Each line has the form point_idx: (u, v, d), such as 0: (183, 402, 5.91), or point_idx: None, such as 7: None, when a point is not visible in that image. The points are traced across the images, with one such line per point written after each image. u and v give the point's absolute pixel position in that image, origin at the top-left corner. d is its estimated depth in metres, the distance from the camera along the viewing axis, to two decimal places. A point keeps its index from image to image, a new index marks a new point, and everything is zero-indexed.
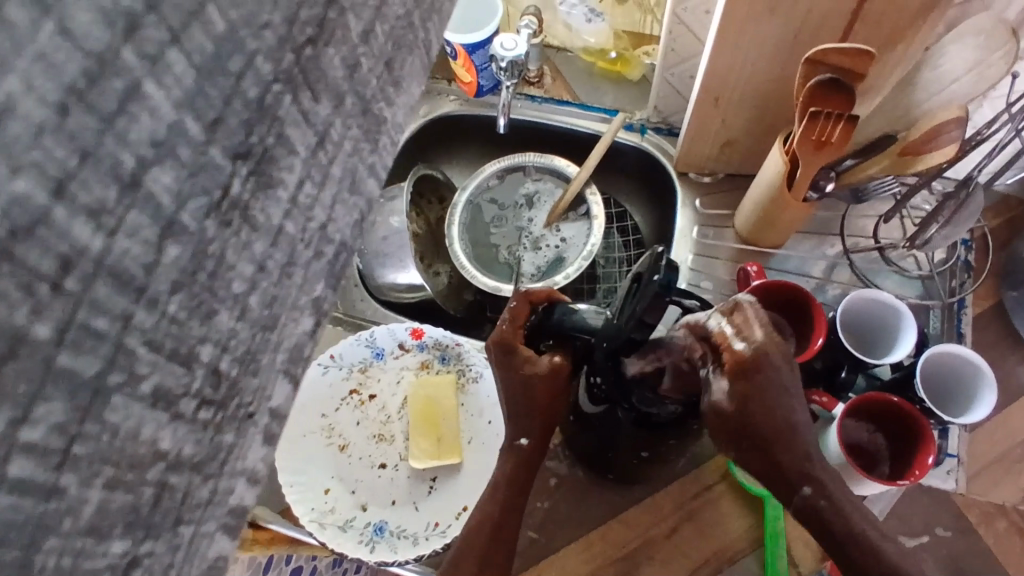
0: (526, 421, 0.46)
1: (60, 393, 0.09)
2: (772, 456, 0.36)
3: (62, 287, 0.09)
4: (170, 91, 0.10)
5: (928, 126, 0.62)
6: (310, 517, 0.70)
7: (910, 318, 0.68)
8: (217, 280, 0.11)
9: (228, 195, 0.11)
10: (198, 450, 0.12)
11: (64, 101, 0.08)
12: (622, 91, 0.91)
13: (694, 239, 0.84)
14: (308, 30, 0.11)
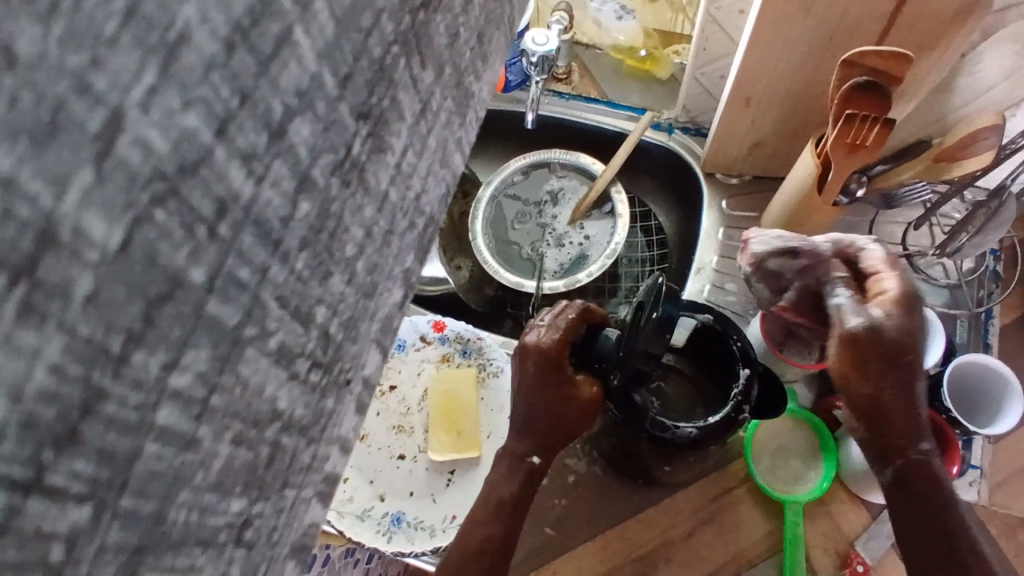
0: (540, 438, 0.52)
1: (207, 337, 0.13)
2: (886, 392, 0.43)
3: (216, 234, 0.12)
4: (316, 43, 0.13)
5: (965, 132, 0.61)
6: (329, 505, 0.70)
7: (939, 325, 0.67)
8: (335, 239, 0.15)
9: (344, 153, 0.15)
10: (306, 411, 0.16)
11: (232, 39, 0.12)
12: (651, 89, 0.91)
13: (719, 241, 0.83)
14: (395, 32, 0.16)
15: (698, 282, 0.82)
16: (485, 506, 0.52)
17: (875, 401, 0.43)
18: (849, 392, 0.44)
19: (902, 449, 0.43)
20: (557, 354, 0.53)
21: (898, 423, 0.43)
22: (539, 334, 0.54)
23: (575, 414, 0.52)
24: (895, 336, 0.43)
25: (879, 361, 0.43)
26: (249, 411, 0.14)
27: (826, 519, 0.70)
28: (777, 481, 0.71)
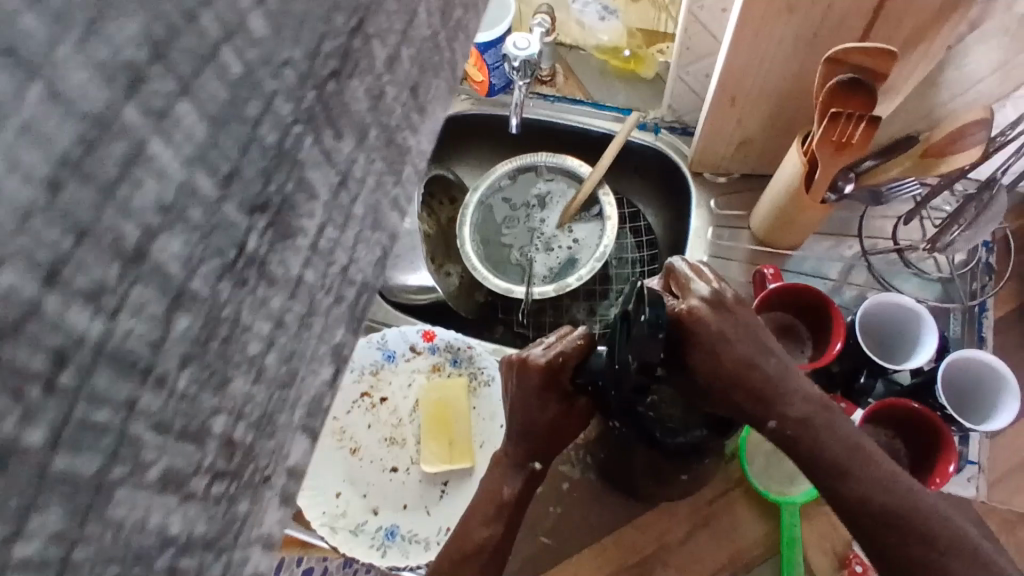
0: (534, 447, 0.56)
1: (57, 502, 0.08)
2: (745, 383, 0.47)
3: (56, 385, 0.08)
4: (181, 149, 0.09)
5: (952, 127, 0.61)
6: (322, 521, 0.70)
7: (931, 323, 0.67)
8: (231, 345, 0.10)
9: (244, 251, 0.10)
10: (207, 530, 0.10)
11: (55, 173, 0.07)
12: (636, 89, 0.90)
13: (709, 240, 0.82)
14: (331, 63, 0.11)
15: None
16: (488, 507, 0.56)
17: (737, 373, 0.46)
18: (700, 381, 0.48)
19: (771, 411, 0.47)
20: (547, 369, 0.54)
21: (755, 390, 0.47)
22: (543, 352, 0.55)
23: (571, 424, 0.56)
24: (714, 325, 0.48)
25: (710, 347, 0.47)
26: (245, 473, 0.11)
27: (822, 519, 0.69)
28: (772, 482, 0.70)
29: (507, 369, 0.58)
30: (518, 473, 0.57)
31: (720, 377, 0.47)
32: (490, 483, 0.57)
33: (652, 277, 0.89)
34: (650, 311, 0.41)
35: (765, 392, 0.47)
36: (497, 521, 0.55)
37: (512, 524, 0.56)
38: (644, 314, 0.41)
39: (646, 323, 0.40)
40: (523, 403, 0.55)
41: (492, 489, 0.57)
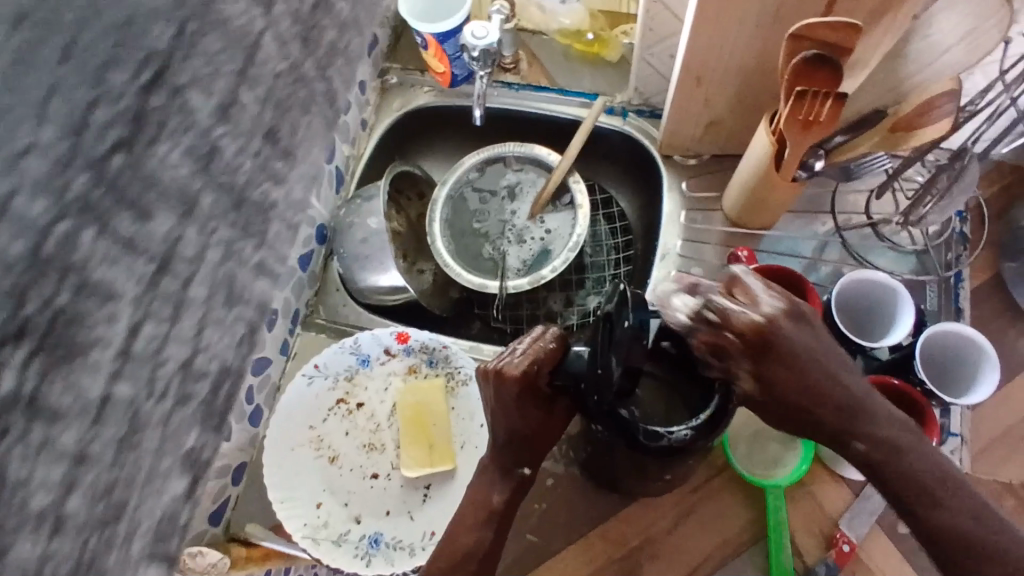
0: (520, 455, 0.57)
1: None
2: (819, 404, 0.45)
3: None
4: None
5: (919, 100, 0.60)
6: (303, 532, 0.68)
7: (908, 298, 0.66)
8: None
9: None
10: None
11: None
12: (600, 69, 0.88)
13: (683, 224, 0.81)
14: None
15: (662, 270, 0.80)
16: (476, 513, 0.56)
17: (811, 397, 0.45)
18: (781, 401, 0.45)
19: (854, 432, 0.45)
20: (521, 376, 0.56)
21: (827, 409, 0.45)
22: (518, 359, 0.56)
23: (546, 430, 0.58)
24: (794, 338, 0.44)
25: (783, 364, 0.44)
26: None
27: (807, 500, 0.69)
28: (755, 467, 0.69)
29: (480, 379, 0.58)
30: (506, 480, 0.57)
31: (800, 395, 0.45)
32: (476, 491, 0.57)
33: (627, 264, 0.88)
34: (633, 316, 0.49)
35: (840, 411, 0.45)
36: (485, 528, 0.55)
37: (500, 532, 0.56)
38: (628, 320, 0.48)
39: (630, 326, 0.48)
40: (504, 411, 0.56)
41: (479, 496, 0.56)
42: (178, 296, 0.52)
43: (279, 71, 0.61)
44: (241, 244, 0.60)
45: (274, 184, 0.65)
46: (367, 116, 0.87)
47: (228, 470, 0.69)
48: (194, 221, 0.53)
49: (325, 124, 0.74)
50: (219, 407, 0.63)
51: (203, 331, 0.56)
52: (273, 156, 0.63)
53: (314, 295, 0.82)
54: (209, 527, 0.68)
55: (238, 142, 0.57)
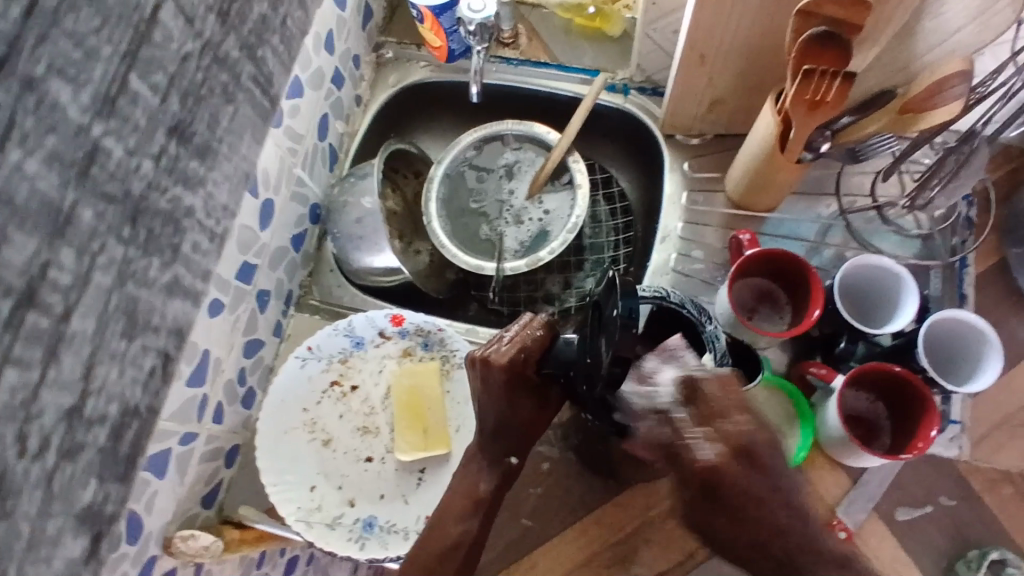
0: (514, 443, 0.60)
1: None
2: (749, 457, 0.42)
3: None
4: None
5: (930, 81, 0.58)
6: (297, 516, 0.68)
7: (912, 283, 0.65)
8: None
9: None
10: None
11: None
12: (602, 47, 0.85)
13: (684, 206, 0.80)
14: None
15: (663, 252, 0.78)
16: (464, 503, 0.58)
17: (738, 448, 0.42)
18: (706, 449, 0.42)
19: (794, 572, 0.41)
20: (513, 363, 0.58)
21: (778, 516, 0.40)
22: (506, 347, 0.59)
23: (534, 418, 0.61)
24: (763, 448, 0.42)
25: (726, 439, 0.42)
26: None
27: None
28: None
29: (469, 366, 0.61)
30: (495, 470, 0.59)
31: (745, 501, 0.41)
32: (465, 478, 0.59)
33: (627, 245, 0.86)
34: (623, 305, 0.49)
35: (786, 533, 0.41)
36: (474, 517, 0.57)
37: (487, 519, 0.58)
38: (618, 310, 0.49)
39: (619, 315, 0.49)
40: (493, 401, 0.58)
41: (468, 484, 0.58)
42: (51, 331, 0.42)
43: (188, 52, 0.49)
44: (143, 262, 0.49)
45: (187, 188, 0.52)
46: (361, 91, 0.85)
47: (220, 452, 0.69)
48: (69, 241, 0.42)
49: (251, 115, 0.59)
50: (125, 452, 0.52)
51: (95, 367, 0.46)
52: (185, 155, 0.51)
53: (308, 275, 0.80)
54: (201, 510, 0.68)
55: (133, 141, 0.45)
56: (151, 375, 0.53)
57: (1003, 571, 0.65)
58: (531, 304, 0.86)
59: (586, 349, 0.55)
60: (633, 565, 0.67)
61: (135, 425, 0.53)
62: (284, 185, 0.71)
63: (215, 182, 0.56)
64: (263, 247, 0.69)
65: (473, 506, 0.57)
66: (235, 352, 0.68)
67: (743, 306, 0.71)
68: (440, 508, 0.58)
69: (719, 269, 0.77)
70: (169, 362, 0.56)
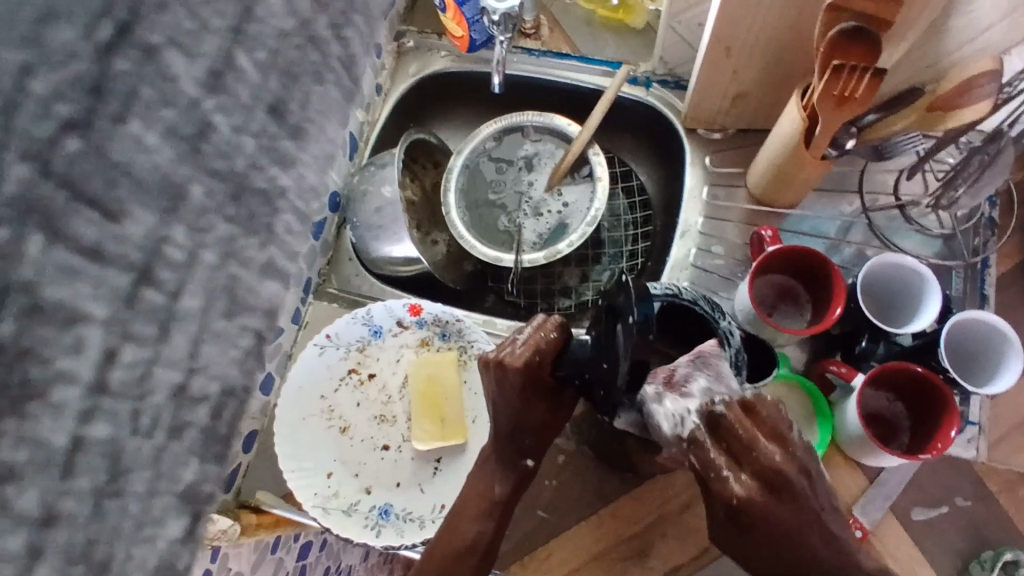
0: (535, 445, 0.61)
1: None
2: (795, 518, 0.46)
3: None
4: None
5: (960, 79, 0.57)
6: (314, 502, 0.68)
7: (936, 283, 0.65)
8: None
9: None
10: None
11: None
12: (625, 40, 0.85)
13: (704, 200, 0.79)
14: None
15: (682, 246, 0.78)
16: (478, 505, 0.60)
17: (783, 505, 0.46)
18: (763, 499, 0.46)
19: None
20: (528, 362, 0.58)
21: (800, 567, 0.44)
22: (520, 349, 0.59)
23: (548, 421, 0.61)
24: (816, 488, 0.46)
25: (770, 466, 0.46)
26: None
27: None
28: None
29: (483, 368, 0.62)
30: (511, 472, 0.61)
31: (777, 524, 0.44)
32: (481, 480, 0.61)
33: (645, 239, 0.86)
34: (638, 311, 0.48)
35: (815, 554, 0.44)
36: (488, 520, 0.59)
37: (502, 520, 0.60)
38: (632, 317, 0.48)
39: (634, 321, 0.48)
40: (507, 402, 0.59)
41: (482, 485, 0.60)
42: (166, 310, 0.51)
43: (285, 31, 0.59)
44: (246, 243, 0.59)
45: (282, 169, 0.63)
46: (382, 80, 0.84)
47: (239, 437, 0.69)
48: (179, 219, 0.51)
49: (336, 96, 0.72)
50: (224, 430, 0.63)
51: (200, 346, 0.55)
52: (282, 134, 0.62)
53: (327, 264, 0.81)
54: (221, 492, 0.68)
55: (237, 118, 0.55)
56: (247, 352, 0.64)
57: (1017, 572, 0.65)
58: (548, 296, 0.86)
59: (600, 355, 0.53)
60: (649, 558, 0.68)
61: (233, 404, 0.64)
62: (306, 173, 0.71)
63: (304, 163, 0.68)
64: (284, 235, 0.70)
65: (484, 513, 0.59)
66: (257, 339, 0.69)
67: (764, 304, 0.71)
68: (455, 509, 0.60)
69: (739, 264, 0.77)
70: (262, 338, 0.67)
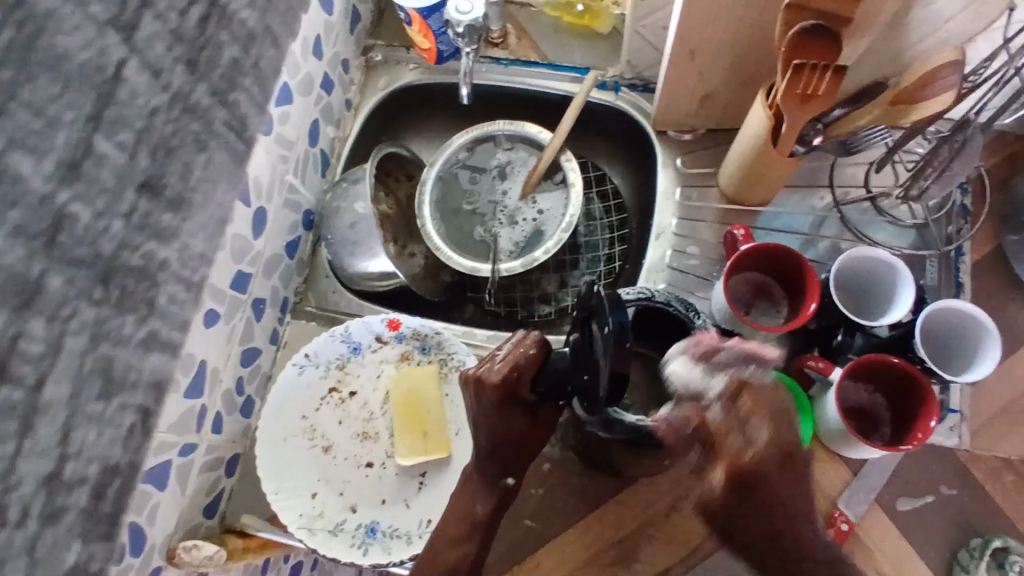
0: (510, 463, 0.60)
1: None
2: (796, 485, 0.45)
3: None
4: None
5: (922, 72, 0.57)
6: (300, 523, 0.68)
7: (908, 275, 0.65)
8: None
9: None
10: None
11: None
12: (593, 45, 0.85)
13: (678, 201, 0.80)
14: None
15: (658, 248, 0.79)
16: (458, 526, 0.58)
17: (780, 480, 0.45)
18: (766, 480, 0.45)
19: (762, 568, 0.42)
20: (507, 380, 0.58)
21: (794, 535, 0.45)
22: (499, 365, 0.59)
23: (529, 434, 0.61)
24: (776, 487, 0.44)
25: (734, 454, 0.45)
26: None
27: None
28: None
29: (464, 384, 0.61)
30: (491, 490, 0.60)
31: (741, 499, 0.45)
32: (462, 499, 0.59)
33: (622, 243, 0.86)
34: (613, 320, 0.49)
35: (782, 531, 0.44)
36: (470, 541, 0.57)
37: (483, 543, 0.58)
38: (608, 325, 0.49)
39: (609, 331, 0.49)
40: (486, 419, 0.59)
41: (464, 505, 0.59)
42: (26, 401, 0.42)
43: (155, 107, 0.49)
44: (116, 321, 0.48)
45: (160, 240, 0.51)
46: (351, 95, 0.84)
47: (220, 462, 0.69)
48: (36, 312, 0.42)
49: (226, 160, 0.58)
50: (107, 511, 0.51)
51: (72, 430, 0.46)
52: (156, 209, 0.50)
53: (303, 282, 0.80)
54: (204, 519, 0.68)
55: (100, 203, 0.46)
56: (130, 433, 0.52)
57: (1006, 559, 0.65)
58: (527, 304, 0.86)
59: (580, 363, 0.55)
60: (635, 561, 0.68)
61: (114, 484, 0.51)
62: (276, 193, 0.71)
63: (189, 234, 0.55)
64: (256, 256, 0.69)
65: (465, 530, 0.58)
66: (234, 361, 0.68)
67: (740, 303, 0.71)
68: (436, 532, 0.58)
69: (714, 264, 0.77)
70: (148, 417, 0.54)
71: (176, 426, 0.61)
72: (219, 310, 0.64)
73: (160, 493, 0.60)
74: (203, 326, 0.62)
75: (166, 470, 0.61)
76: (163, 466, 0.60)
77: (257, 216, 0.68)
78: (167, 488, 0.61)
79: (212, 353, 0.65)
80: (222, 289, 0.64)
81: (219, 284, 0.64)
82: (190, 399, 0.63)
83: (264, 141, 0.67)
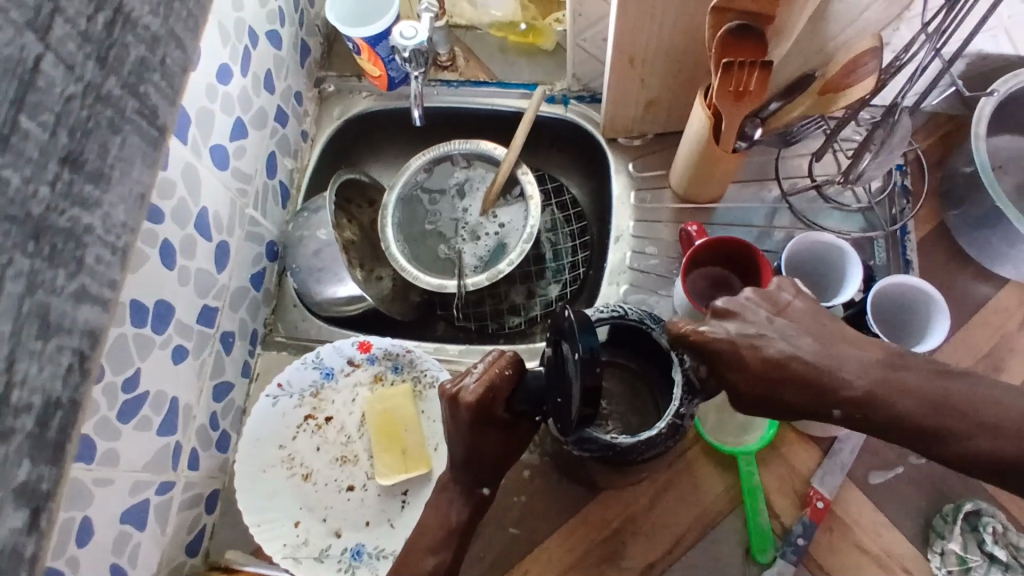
0: (488, 474, 0.63)
1: None
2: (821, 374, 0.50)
3: None
4: None
5: (845, 61, 0.61)
6: (284, 553, 0.67)
7: (854, 254, 0.68)
8: None
9: None
10: None
11: None
12: (540, 62, 0.88)
13: (633, 205, 0.82)
14: None
15: (618, 252, 0.81)
16: (437, 533, 0.62)
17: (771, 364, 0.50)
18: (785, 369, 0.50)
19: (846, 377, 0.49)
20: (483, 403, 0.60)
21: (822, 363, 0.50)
22: (473, 385, 0.60)
23: (503, 449, 0.62)
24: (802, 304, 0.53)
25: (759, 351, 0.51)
26: None
27: (778, 462, 0.70)
28: (725, 435, 0.71)
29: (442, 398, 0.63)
30: (467, 500, 0.63)
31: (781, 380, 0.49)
32: (437, 510, 0.62)
33: (584, 249, 0.88)
34: (583, 344, 0.51)
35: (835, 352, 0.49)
36: (445, 550, 0.61)
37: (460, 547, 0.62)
38: (579, 351, 0.50)
39: (579, 357, 0.50)
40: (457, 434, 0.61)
41: (441, 514, 0.62)
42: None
43: (70, 94, 0.47)
44: (49, 275, 0.46)
45: (83, 209, 0.48)
46: (306, 127, 0.86)
47: (200, 499, 0.69)
48: None
49: (140, 141, 0.53)
50: (53, 437, 0.48)
51: (15, 361, 0.44)
52: (77, 181, 0.48)
53: (271, 313, 0.80)
54: (186, 559, 0.67)
55: (27, 170, 0.44)
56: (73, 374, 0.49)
57: (979, 521, 0.66)
58: (497, 316, 0.87)
59: (554, 387, 0.57)
60: (622, 559, 0.68)
61: (58, 414, 0.48)
62: (237, 227, 0.72)
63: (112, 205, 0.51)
64: (221, 290, 0.70)
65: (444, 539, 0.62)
66: (206, 397, 0.69)
67: (701, 297, 0.72)
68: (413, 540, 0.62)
69: (673, 262, 0.80)
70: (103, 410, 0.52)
71: (150, 464, 0.61)
72: (187, 345, 0.65)
73: (140, 533, 0.60)
74: (171, 362, 0.63)
75: (144, 510, 0.61)
76: (140, 506, 0.60)
77: (220, 249, 0.69)
78: (147, 528, 0.61)
79: (183, 389, 0.65)
80: (188, 324, 0.65)
81: (185, 319, 0.64)
82: (164, 436, 0.63)
83: (219, 175, 0.68)
